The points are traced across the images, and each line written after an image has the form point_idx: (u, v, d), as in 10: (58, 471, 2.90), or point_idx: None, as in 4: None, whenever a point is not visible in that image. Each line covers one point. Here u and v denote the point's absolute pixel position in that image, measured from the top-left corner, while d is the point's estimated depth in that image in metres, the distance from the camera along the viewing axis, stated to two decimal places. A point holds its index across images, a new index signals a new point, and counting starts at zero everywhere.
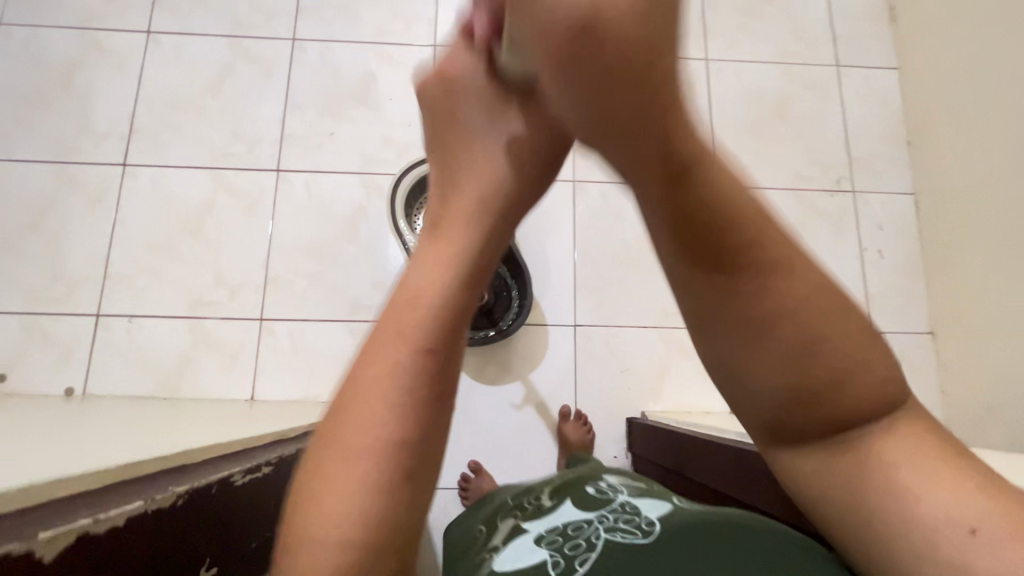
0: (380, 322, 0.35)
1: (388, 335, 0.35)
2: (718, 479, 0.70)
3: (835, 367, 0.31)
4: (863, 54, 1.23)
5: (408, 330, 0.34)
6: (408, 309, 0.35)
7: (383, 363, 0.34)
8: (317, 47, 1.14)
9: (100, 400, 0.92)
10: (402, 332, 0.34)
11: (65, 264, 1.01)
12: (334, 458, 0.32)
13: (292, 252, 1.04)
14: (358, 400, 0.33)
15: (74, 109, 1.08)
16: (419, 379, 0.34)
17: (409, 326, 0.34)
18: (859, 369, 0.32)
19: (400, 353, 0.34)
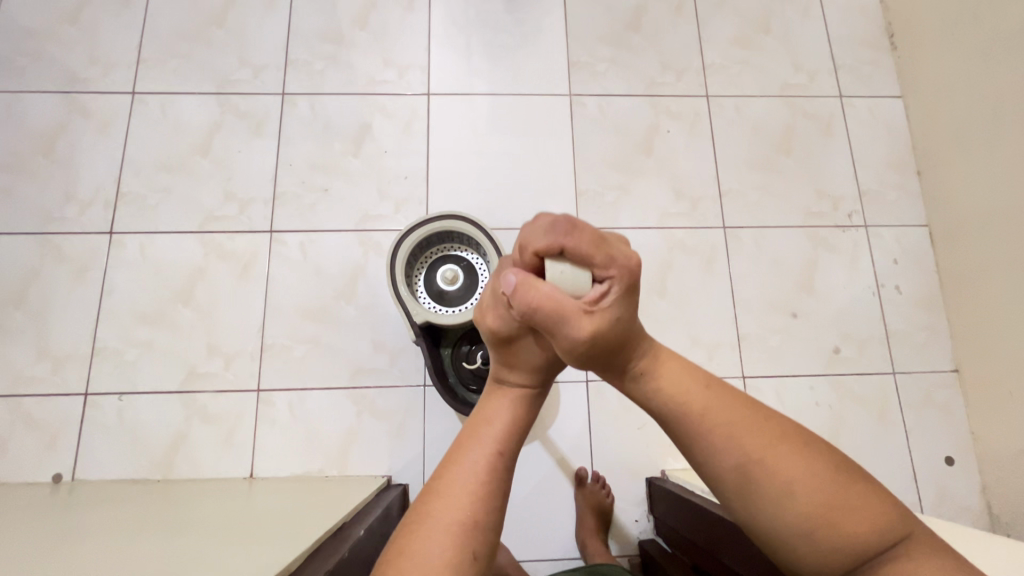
0: (465, 435, 0.51)
1: (469, 445, 0.49)
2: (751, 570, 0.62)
3: (822, 497, 0.42)
4: (866, 82, 1.20)
5: (484, 445, 0.49)
6: (484, 429, 0.51)
7: (465, 466, 0.48)
8: (309, 101, 1.11)
9: (90, 487, 0.87)
10: (479, 445, 0.49)
11: (51, 341, 0.97)
12: (423, 539, 0.44)
13: (290, 318, 1.00)
14: (442, 491, 0.47)
15: (58, 176, 1.04)
16: (488, 482, 0.47)
17: (487, 441, 0.49)
18: (833, 502, 0.41)
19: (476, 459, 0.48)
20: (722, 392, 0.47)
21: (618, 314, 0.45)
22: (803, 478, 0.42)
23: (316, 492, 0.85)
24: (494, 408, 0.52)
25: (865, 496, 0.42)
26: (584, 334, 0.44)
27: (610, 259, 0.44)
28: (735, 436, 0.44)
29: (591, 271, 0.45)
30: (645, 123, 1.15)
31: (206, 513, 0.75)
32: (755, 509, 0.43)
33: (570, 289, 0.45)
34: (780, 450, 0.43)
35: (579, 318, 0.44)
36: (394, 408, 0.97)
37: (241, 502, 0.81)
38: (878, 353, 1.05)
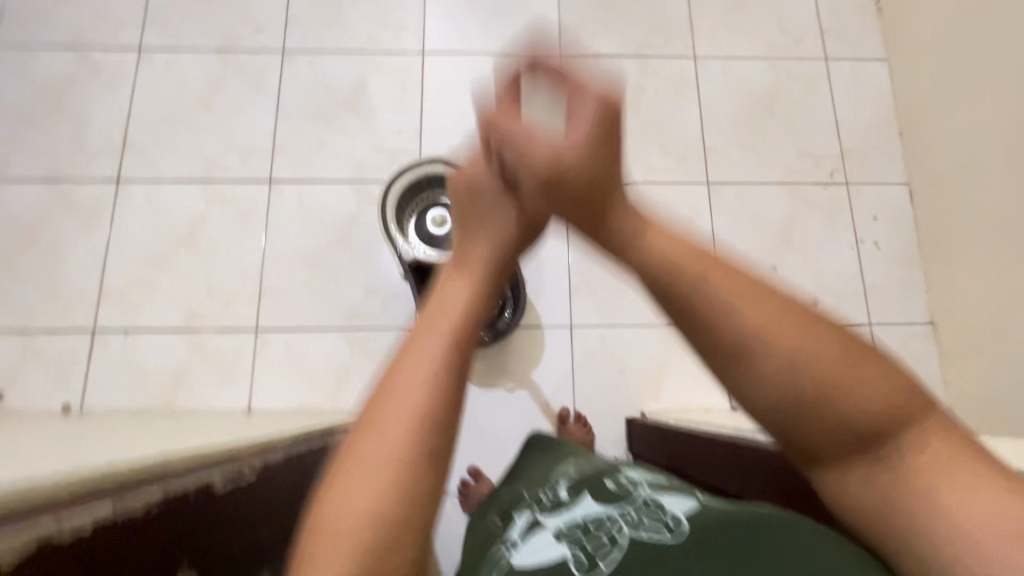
0: (415, 336, 0.39)
1: (419, 347, 0.38)
2: (732, 480, 0.67)
3: (830, 367, 0.35)
4: (852, 45, 1.23)
5: (429, 353, 0.38)
6: (439, 330, 0.39)
7: (413, 372, 0.37)
8: (307, 58, 1.15)
9: (98, 415, 0.92)
10: (432, 345, 0.38)
11: (61, 281, 1.02)
12: (351, 475, 0.34)
13: (287, 262, 1.04)
14: (388, 405, 0.36)
15: (67, 126, 1.09)
16: (429, 396, 0.36)
17: (433, 347, 0.38)
18: (838, 372, 0.35)
19: (430, 362, 0.38)
20: (722, 262, 0.40)
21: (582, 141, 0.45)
22: (814, 353, 0.36)
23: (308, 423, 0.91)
24: (447, 300, 0.41)
25: (873, 367, 0.36)
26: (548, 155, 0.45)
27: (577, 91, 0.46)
28: (733, 302, 0.38)
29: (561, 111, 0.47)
30: (633, 83, 1.18)
31: (200, 437, 0.82)
32: (748, 385, 0.37)
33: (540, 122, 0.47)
34: (789, 322, 0.37)
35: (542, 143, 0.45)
36: (385, 348, 1.01)
37: (238, 430, 0.86)
38: (855, 304, 1.09)
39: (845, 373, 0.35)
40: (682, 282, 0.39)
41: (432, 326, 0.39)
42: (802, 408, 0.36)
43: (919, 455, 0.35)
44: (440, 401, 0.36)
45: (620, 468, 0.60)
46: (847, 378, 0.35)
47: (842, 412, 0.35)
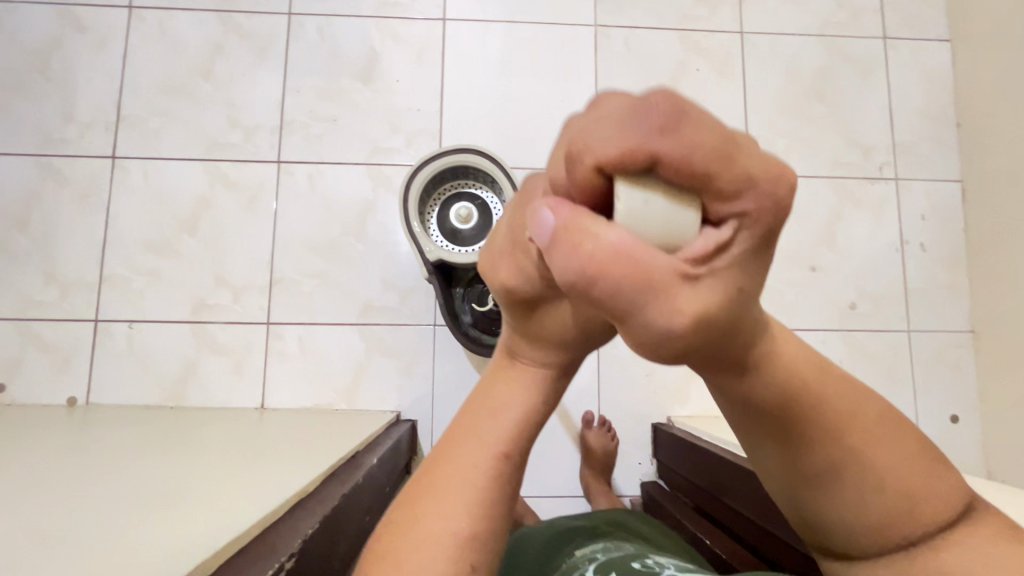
0: (461, 427, 0.38)
1: (477, 433, 0.37)
2: (755, 510, 0.62)
3: (901, 487, 0.37)
4: (914, 23, 1.12)
5: (488, 442, 0.37)
6: (488, 423, 0.37)
7: (458, 473, 0.36)
8: (317, 22, 1.04)
9: (106, 411, 0.88)
10: (490, 434, 0.37)
11: (58, 266, 0.95)
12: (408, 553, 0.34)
13: (298, 251, 0.98)
14: (430, 508, 0.35)
15: (55, 95, 1.00)
16: (490, 489, 0.36)
17: (492, 438, 0.37)
18: (910, 489, 0.37)
19: (476, 461, 0.36)
20: (836, 378, 0.37)
21: (736, 279, 0.28)
22: (881, 452, 0.37)
23: (325, 422, 0.87)
24: (504, 394, 0.38)
25: (940, 480, 0.38)
26: (679, 313, 0.27)
27: (744, 179, 0.25)
28: (831, 417, 0.36)
29: (702, 202, 0.26)
30: (672, 60, 1.08)
31: (222, 437, 0.78)
32: (813, 495, 0.38)
33: (659, 234, 0.26)
34: (866, 420, 0.37)
35: (668, 288, 0.26)
36: (404, 347, 0.97)
37: (255, 429, 0.83)
38: (895, 309, 1.04)
39: (900, 473, 0.37)
40: (784, 396, 0.36)
41: (490, 415, 0.38)
42: (856, 509, 0.37)
43: (959, 554, 0.36)
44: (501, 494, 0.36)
45: (647, 553, 0.50)
46: (905, 479, 0.37)
47: (895, 508, 0.37)
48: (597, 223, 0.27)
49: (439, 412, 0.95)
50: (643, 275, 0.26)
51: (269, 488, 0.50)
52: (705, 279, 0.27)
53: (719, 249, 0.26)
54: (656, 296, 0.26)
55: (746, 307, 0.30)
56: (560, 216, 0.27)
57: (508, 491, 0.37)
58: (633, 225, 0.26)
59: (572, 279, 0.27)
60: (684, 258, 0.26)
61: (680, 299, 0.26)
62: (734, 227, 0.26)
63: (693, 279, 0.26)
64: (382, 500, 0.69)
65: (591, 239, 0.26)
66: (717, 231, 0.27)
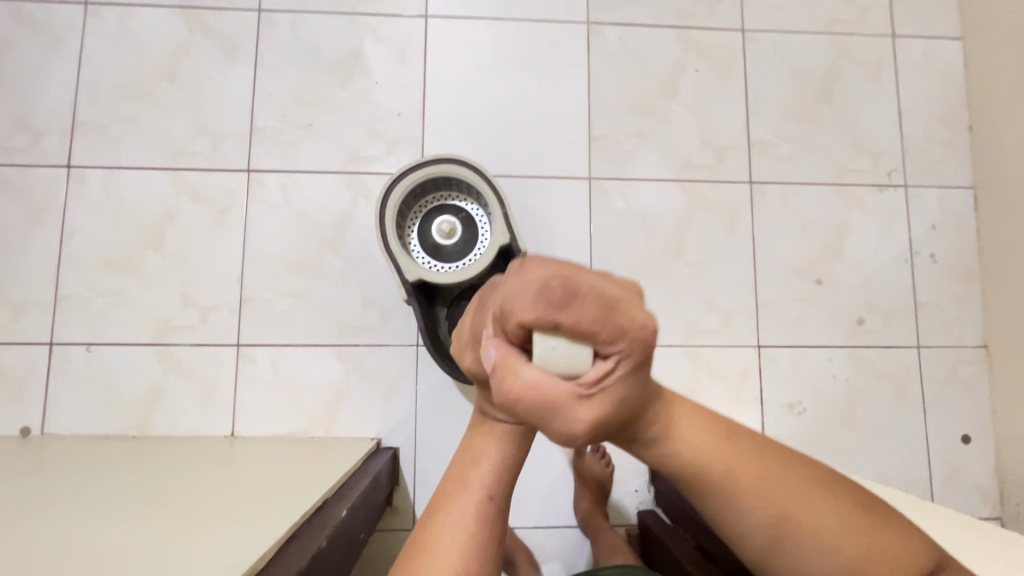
0: (450, 480, 0.42)
1: (461, 481, 0.42)
2: None
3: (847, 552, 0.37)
4: (925, 20, 1.06)
5: (472, 489, 0.42)
6: (471, 472, 0.42)
7: (449, 519, 0.41)
8: (289, 20, 0.97)
9: (60, 443, 0.82)
10: (473, 483, 0.42)
11: (10, 285, 0.88)
12: None
13: (271, 267, 0.91)
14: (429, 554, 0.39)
15: (5, 99, 0.92)
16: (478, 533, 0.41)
17: (475, 483, 0.42)
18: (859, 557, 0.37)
19: (464, 508, 0.41)
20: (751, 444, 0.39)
21: (625, 392, 0.33)
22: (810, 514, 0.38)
23: (298, 453, 0.80)
24: (483, 444, 0.43)
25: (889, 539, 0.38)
26: (580, 424, 0.32)
27: (622, 330, 0.30)
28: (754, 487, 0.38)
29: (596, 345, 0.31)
30: (670, 60, 1.01)
31: (183, 471, 0.71)
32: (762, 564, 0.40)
33: (562, 369, 0.31)
34: (786, 483, 0.38)
35: (569, 408, 0.32)
36: (384, 369, 0.90)
37: (220, 462, 0.76)
38: (904, 324, 0.98)
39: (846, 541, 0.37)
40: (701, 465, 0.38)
41: (472, 464, 0.42)
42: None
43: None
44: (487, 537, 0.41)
45: None
46: (844, 536, 0.38)
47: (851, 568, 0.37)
48: (520, 362, 0.32)
49: (423, 438, 0.89)
50: (549, 402, 0.31)
51: (213, 563, 0.43)
52: (600, 398, 0.32)
53: (607, 377, 0.32)
54: (562, 415, 0.32)
55: (642, 402, 0.36)
56: (497, 354, 0.33)
57: (497, 526, 0.42)
58: (546, 364, 0.31)
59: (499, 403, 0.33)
60: (582, 385, 0.31)
61: (580, 415, 0.32)
62: (619, 360, 0.31)
63: (589, 399, 0.32)
64: (355, 549, 0.62)
65: (514, 375, 0.32)
66: (604, 363, 0.31)
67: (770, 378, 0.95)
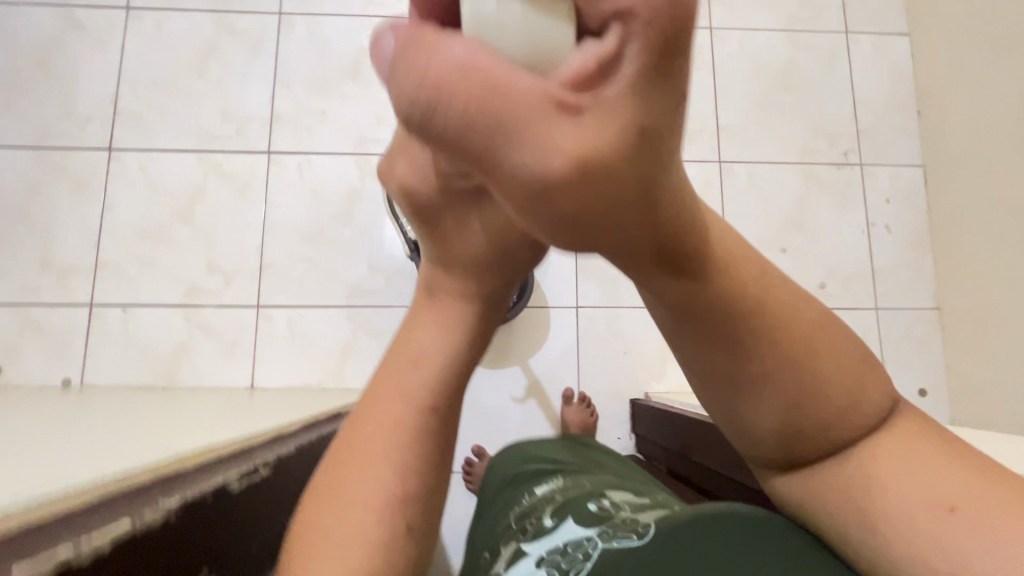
0: (386, 376, 0.35)
1: (386, 392, 0.34)
2: (722, 463, 0.65)
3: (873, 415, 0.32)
4: (874, 19, 1.18)
5: (405, 399, 0.34)
6: (407, 375, 0.34)
7: (376, 431, 0.34)
8: (306, 21, 1.09)
9: (98, 390, 0.91)
10: (403, 389, 0.34)
11: (56, 254, 0.99)
12: (334, 512, 0.32)
13: (288, 237, 1.02)
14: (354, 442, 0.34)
15: (54, 91, 1.04)
16: (404, 448, 0.34)
17: (412, 391, 0.34)
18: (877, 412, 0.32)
19: (396, 415, 0.34)
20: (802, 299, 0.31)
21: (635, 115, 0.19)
22: (783, 312, 0.30)
23: (311, 400, 0.90)
24: (423, 336, 0.34)
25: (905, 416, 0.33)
26: (559, 156, 0.19)
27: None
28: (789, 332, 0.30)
29: (572, 9, 0.19)
30: None
31: (211, 414, 0.82)
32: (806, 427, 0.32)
33: (523, 51, 0.19)
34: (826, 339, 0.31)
35: (537, 113, 0.19)
36: (389, 328, 1.00)
37: (243, 407, 0.86)
38: (863, 288, 1.08)
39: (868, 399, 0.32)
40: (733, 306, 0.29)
41: (405, 366, 0.34)
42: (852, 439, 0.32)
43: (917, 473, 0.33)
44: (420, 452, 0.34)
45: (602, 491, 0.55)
46: (815, 342, 0.31)
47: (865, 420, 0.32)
48: (441, 33, 0.19)
49: None
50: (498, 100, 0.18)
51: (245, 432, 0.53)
52: (592, 114, 0.19)
53: (604, 68, 0.19)
54: (516, 120, 0.19)
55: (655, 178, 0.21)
56: (399, 32, 0.20)
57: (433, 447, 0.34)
58: (486, 39, 0.20)
59: (412, 106, 0.19)
60: (564, 85, 0.19)
61: (551, 128, 0.19)
62: (619, 34, 0.18)
63: (575, 111, 0.19)
64: None
65: (438, 48, 0.19)
66: (599, 42, 0.19)
67: None
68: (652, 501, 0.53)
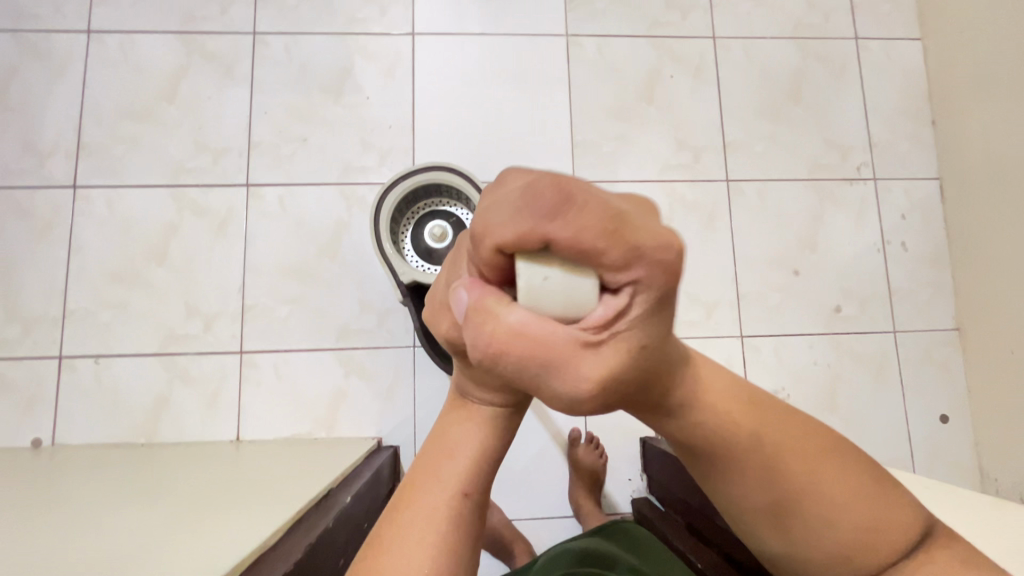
0: (416, 474, 0.37)
1: (427, 481, 0.36)
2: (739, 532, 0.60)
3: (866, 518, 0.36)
4: (885, 22, 1.12)
5: (445, 486, 0.36)
6: (444, 466, 0.37)
7: (418, 516, 0.35)
8: (282, 41, 1.01)
9: (72, 452, 0.84)
10: (443, 478, 0.36)
11: (20, 302, 0.92)
12: None
13: (271, 276, 0.95)
14: (387, 551, 0.34)
15: (13, 125, 0.96)
16: (449, 536, 0.35)
17: (448, 479, 0.36)
18: (864, 518, 0.36)
19: (436, 505, 0.36)
20: (777, 413, 0.37)
21: (642, 338, 0.28)
22: (784, 446, 0.36)
23: (301, 453, 0.84)
24: (459, 434, 0.37)
25: (893, 509, 0.37)
26: (586, 382, 0.27)
27: (633, 252, 0.26)
28: (768, 453, 0.36)
29: (599, 273, 0.26)
30: (646, 67, 1.07)
31: (195, 471, 0.75)
32: (787, 531, 0.37)
33: (560, 307, 0.27)
34: (802, 454, 0.36)
35: (571, 358, 0.27)
36: (383, 370, 0.94)
37: (229, 463, 0.80)
38: (880, 310, 1.03)
39: (849, 507, 0.36)
40: (714, 431, 0.36)
41: (443, 460, 0.37)
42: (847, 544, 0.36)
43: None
44: (464, 537, 0.36)
45: None
46: (789, 458, 0.36)
47: (852, 527, 0.36)
48: (501, 304, 0.28)
49: (422, 436, 0.92)
50: (543, 350, 0.27)
51: (225, 543, 0.46)
52: (613, 346, 0.27)
53: (619, 316, 0.27)
54: (555, 367, 0.27)
55: (659, 359, 0.30)
56: (471, 297, 0.29)
57: (470, 532, 0.36)
58: (533, 304, 0.27)
59: (481, 356, 0.28)
60: (587, 331, 0.27)
61: (584, 366, 0.27)
62: (631, 294, 0.27)
63: (596, 346, 0.27)
64: (362, 535, 0.66)
65: (496, 320, 0.27)
66: (616, 299, 0.27)
67: (754, 366, 0.99)
68: None
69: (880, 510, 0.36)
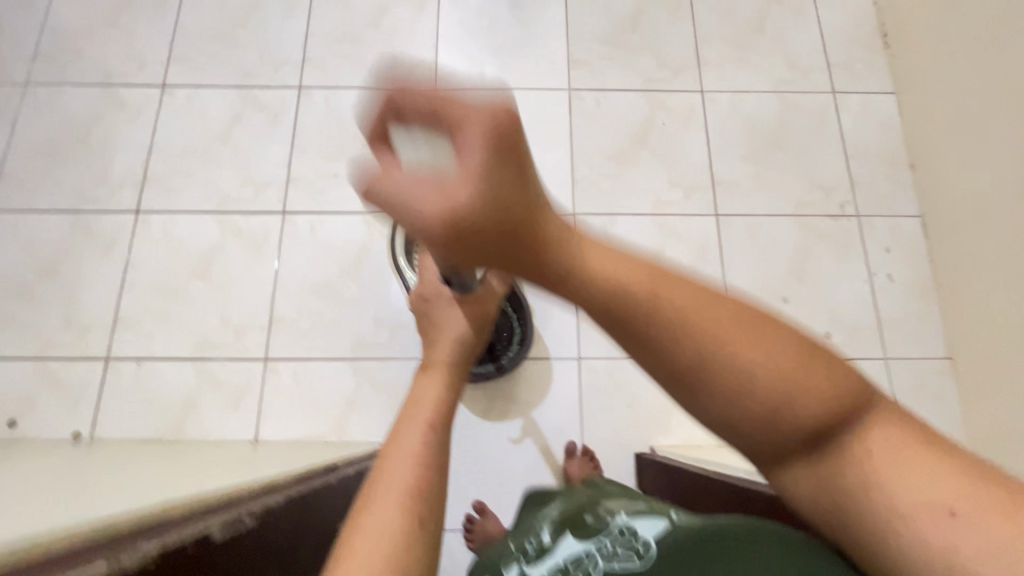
0: (398, 422, 0.45)
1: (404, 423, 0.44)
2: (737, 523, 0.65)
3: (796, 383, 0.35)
4: (860, 79, 1.23)
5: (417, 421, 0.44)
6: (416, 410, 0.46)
7: (401, 445, 0.42)
8: (323, 94, 1.18)
9: (107, 443, 0.93)
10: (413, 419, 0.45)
11: (79, 309, 1.04)
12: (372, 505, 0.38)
13: (298, 291, 1.05)
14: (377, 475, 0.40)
15: (92, 160, 1.13)
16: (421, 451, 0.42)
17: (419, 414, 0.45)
18: (792, 379, 0.35)
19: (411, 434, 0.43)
20: (668, 276, 0.36)
21: (489, 176, 0.30)
22: (680, 306, 0.35)
23: (312, 452, 0.90)
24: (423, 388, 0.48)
25: (819, 368, 0.35)
26: (432, 211, 0.31)
27: (462, 106, 0.31)
28: (667, 315, 0.35)
29: (442, 130, 0.31)
30: (641, 116, 1.19)
31: (216, 463, 0.83)
32: (718, 403, 0.35)
33: (415, 160, 0.32)
34: (709, 316, 0.35)
35: (420, 192, 0.31)
36: (392, 380, 1.01)
37: (248, 457, 0.87)
38: (870, 338, 1.06)
39: (773, 368, 0.34)
40: (604, 299, 0.35)
41: (413, 408, 0.46)
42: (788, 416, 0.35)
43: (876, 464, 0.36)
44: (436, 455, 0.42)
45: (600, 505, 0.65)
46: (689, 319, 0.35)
47: (780, 391, 0.35)
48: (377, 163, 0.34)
49: None
50: (396, 186, 0.31)
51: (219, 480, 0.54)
52: (455, 181, 0.30)
53: (461, 156, 0.30)
54: (409, 200, 0.31)
55: (520, 205, 0.31)
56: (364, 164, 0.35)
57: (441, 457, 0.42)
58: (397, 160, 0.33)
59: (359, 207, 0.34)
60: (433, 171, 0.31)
61: (431, 198, 0.31)
62: (469, 137, 0.30)
63: (441, 183, 0.31)
64: None
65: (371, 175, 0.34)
66: (458, 144, 0.31)
67: None
68: (647, 505, 0.62)
69: (810, 375, 0.35)
